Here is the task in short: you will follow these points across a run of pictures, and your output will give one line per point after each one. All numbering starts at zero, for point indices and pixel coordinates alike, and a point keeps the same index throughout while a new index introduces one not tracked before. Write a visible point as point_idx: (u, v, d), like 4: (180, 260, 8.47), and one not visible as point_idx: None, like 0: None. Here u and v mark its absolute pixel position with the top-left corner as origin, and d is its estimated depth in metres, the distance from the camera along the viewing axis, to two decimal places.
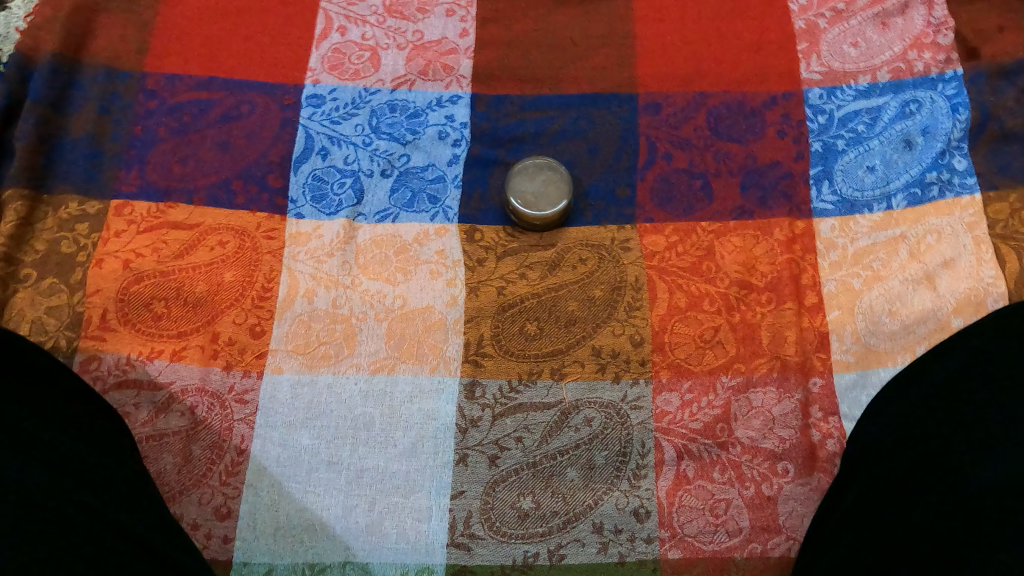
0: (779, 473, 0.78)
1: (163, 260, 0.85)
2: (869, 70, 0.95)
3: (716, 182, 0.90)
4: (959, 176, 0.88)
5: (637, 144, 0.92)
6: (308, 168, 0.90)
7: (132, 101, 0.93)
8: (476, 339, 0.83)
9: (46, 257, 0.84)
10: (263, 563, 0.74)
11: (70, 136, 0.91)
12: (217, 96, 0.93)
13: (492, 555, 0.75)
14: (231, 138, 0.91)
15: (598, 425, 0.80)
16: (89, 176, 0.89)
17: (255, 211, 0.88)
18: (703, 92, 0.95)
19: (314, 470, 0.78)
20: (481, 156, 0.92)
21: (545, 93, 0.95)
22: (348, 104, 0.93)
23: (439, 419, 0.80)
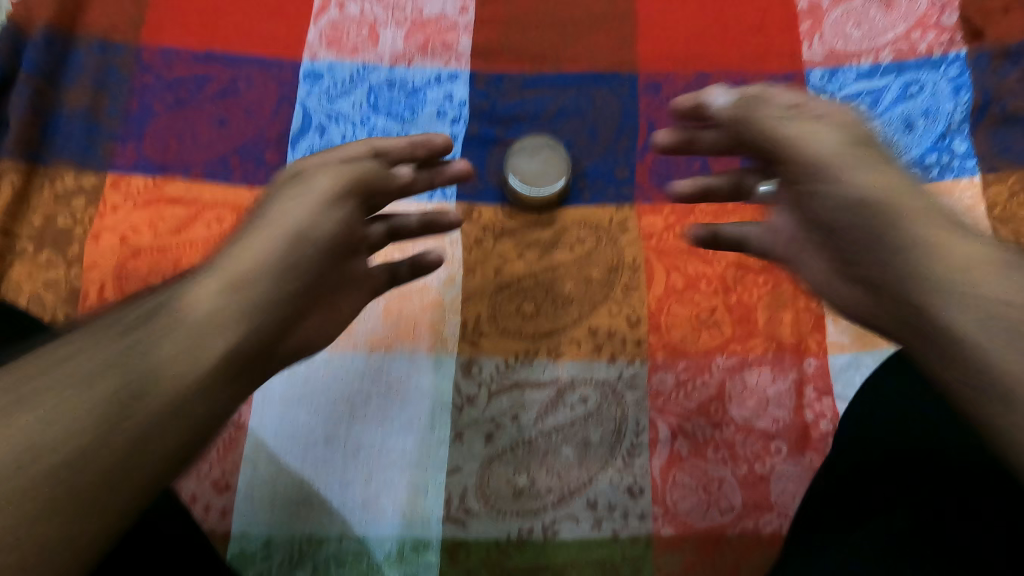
0: (772, 452, 0.79)
1: (161, 236, 0.85)
2: (871, 51, 0.95)
3: (715, 164, 0.90)
4: (959, 158, 0.88)
5: (637, 125, 0.92)
6: (305, 145, 0.89)
7: (128, 74, 0.93)
8: (473, 318, 0.83)
9: (43, 230, 0.85)
10: (260, 536, 0.76)
11: (66, 109, 0.91)
12: (214, 71, 0.93)
13: (487, 530, 0.76)
14: (229, 114, 0.91)
15: (593, 404, 0.80)
16: (85, 149, 0.89)
17: (253, 186, 0.87)
18: (704, 74, 0.94)
19: (312, 445, 0.79)
20: (480, 135, 0.91)
21: (546, 72, 0.95)
22: (346, 81, 0.92)
23: (435, 397, 0.81)
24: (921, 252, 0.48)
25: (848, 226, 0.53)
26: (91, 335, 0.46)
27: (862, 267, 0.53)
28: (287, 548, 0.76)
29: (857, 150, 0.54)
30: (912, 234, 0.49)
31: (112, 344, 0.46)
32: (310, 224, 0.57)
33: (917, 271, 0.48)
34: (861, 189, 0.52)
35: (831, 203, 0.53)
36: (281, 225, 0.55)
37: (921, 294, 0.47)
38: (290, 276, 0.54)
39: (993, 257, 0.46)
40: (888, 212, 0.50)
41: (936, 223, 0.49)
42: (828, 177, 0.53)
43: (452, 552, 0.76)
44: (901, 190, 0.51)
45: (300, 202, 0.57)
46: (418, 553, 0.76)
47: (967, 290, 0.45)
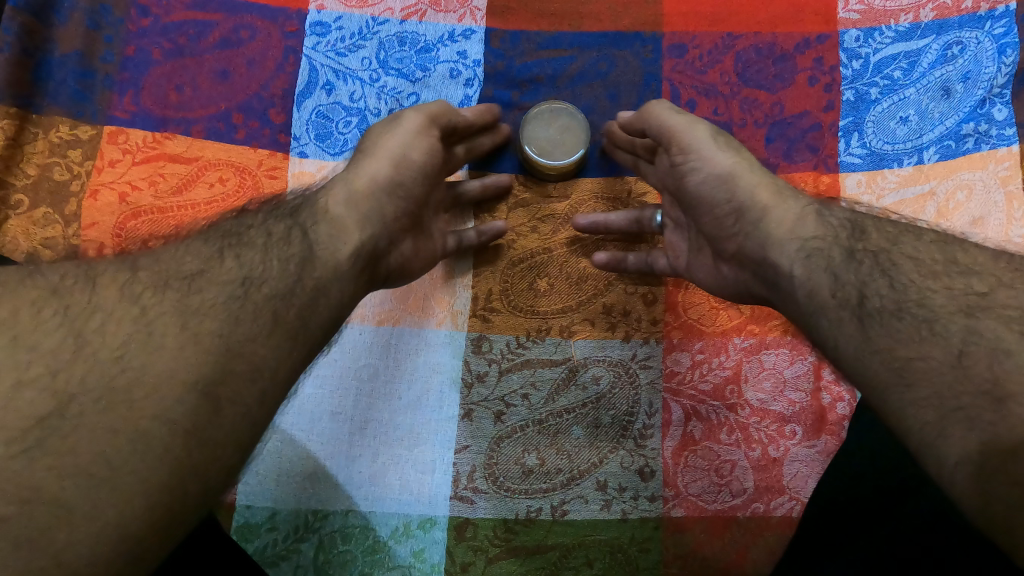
0: (786, 435, 0.78)
1: (161, 195, 0.82)
2: (912, 8, 0.89)
3: (740, 134, 0.86)
4: (998, 127, 0.83)
5: (660, 90, 0.87)
6: (312, 104, 0.85)
7: (123, 16, 0.88)
8: (484, 293, 0.81)
9: (37, 183, 0.81)
10: (266, 508, 0.76)
11: (57, 52, 0.86)
12: (214, 18, 0.87)
13: (496, 509, 0.76)
14: (230, 67, 0.85)
15: (606, 384, 0.78)
16: (79, 97, 0.85)
17: (256, 147, 0.83)
18: (733, 34, 0.89)
19: (318, 419, 0.78)
20: (495, 98, 0.86)
21: (564, 30, 0.89)
22: (354, 34, 0.87)
23: (445, 373, 0.79)
24: (769, 222, 0.64)
25: (714, 200, 0.68)
26: (225, 233, 0.59)
27: (724, 241, 0.69)
28: (293, 521, 0.76)
29: (723, 140, 0.70)
30: (756, 205, 0.65)
31: (223, 245, 0.57)
32: (405, 147, 0.70)
33: (778, 257, 0.62)
34: (724, 165, 0.68)
35: (699, 180, 0.69)
36: (381, 151, 0.69)
37: (789, 264, 0.61)
38: (396, 186, 0.69)
39: (830, 231, 0.61)
40: (739, 185, 0.67)
41: (779, 202, 0.65)
42: (700, 156, 0.69)
43: (458, 529, 0.75)
44: (755, 173, 0.67)
45: (405, 130, 0.71)
46: (424, 530, 0.76)
47: (814, 252, 0.60)
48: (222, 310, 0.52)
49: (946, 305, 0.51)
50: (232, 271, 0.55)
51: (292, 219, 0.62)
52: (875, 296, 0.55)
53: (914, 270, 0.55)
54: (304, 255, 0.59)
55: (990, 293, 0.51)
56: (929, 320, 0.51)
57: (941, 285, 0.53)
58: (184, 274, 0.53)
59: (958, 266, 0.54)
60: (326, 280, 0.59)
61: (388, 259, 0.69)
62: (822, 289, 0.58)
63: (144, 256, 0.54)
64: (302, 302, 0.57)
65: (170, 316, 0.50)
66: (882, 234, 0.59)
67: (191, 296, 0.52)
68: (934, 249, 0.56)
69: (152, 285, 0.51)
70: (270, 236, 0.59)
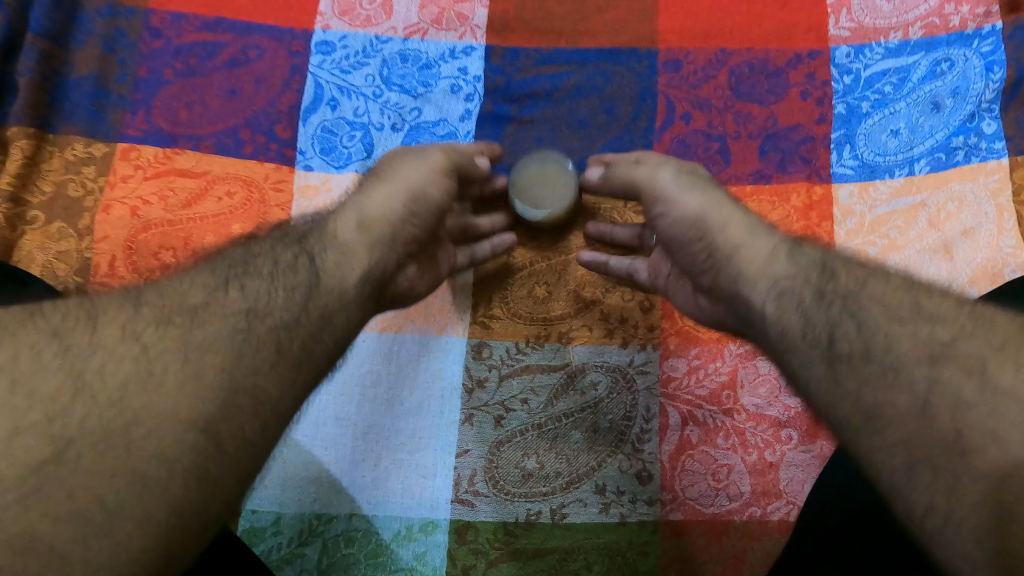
0: (782, 440, 0.79)
1: (171, 209, 0.83)
2: (900, 26, 0.91)
3: (734, 146, 0.87)
4: (987, 141, 0.84)
5: (655, 104, 0.89)
6: (317, 119, 0.87)
7: (137, 39, 0.91)
8: (485, 301, 0.83)
9: (53, 199, 0.83)
10: (271, 512, 0.77)
11: (74, 74, 0.89)
12: (225, 39, 0.91)
13: (496, 512, 0.77)
14: (239, 85, 0.88)
15: (604, 389, 0.80)
16: (94, 117, 0.87)
17: (263, 161, 0.85)
18: (726, 50, 0.91)
19: (322, 424, 0.79)
20: (494, 112, 0.89)
21: (562, 47, 0.92)
22: (359, 52, 0.90)
23: (446, 379, 0.80)
24: (742, 261, 0.61)
25: (685, 241, 0.67)
26: (231, 260, 0.56)
27: (699, 276, 0.66)
28: (298, 525, 0.77)
29: (687, 180, 0.68)
30: (724, 244, 0.62)
31: (229, 273, 0.55)
32: (422, 185, 0.68)
33: (753, 296, 0.59)
34: (692, 208, 0.66)
35: (669, 224, 0.68)
36: (396, 185, 0.67)
37: (762, 302, 0.58)
38: (410, 218, 0.67)
39: (802, 271, 0.57)
40: (710, 227, 0.64)
41: (752, 242, 0.62)
42: (665, 202, 0.68)
43: (460, 532, 0.77)
44: (726, 210, 0.65)
45: (425, 168, 0.70)
46: (426, 533, 0.77)
47: (785, 289, 0.57)
48: (226, 346, 0.49)
49: (912, 350, 0.48)
50: (237, 302, 0.52)
51: (298, 247, 0.59)
52: (845, 339, 0.51)
53: (880, 313, 0.51)
54: (310, 284, 0.57)
55: (953, 341, 0.47)
56: (895, 364, 0.48)
57: (909, 330, 0.49)
58: (188, 307, 0.50)
59: (922, 315, 0.49)
60: (331, 310, 0.57)
61: (394, 284, 0.67)
62: (793, 329, 0.55)
63: (146, 288, 0.52)
64: (309, 327, 0.55)
65: (173, 354, 0.47)
66: (852, 276, 0.55)
67: (194, 332, 0.49)
68: (899, 292, 0.52)
69: (155, 320, 0.49)
70: (276, 264, 0.57)
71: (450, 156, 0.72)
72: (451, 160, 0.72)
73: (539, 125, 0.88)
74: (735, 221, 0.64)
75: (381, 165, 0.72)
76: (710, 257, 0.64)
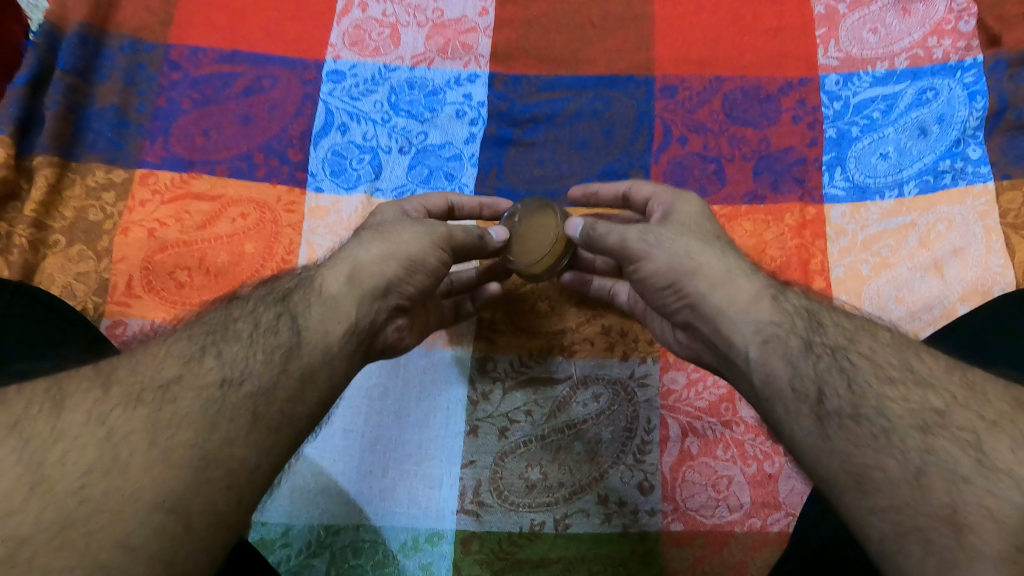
0: (780, 452, 0.80)
1: (187, 230, 0.86)
2: (887, 56, 0.95)
3: (729, 167, 0.90)
4: (973, 165, 0.87)
5: (652, 128, 0.92)
6: (327, 143, 0.91)
7: (156, 72, 0.95)
8: (489, 316, 0.86)
9: (73, 223, 0.86)
10: (280, 524, 0.79)
11: (97, 106, 0.93)
12: (239, 69, 0.95)
13: (500, 522, 0.78)
14: (253, 111, 0.92)
15: (606, 401, 0.83)
16: (115, 144, 0.91)
17: (275, 184, 0.89)
18: (719, 77, 0.95)
19: (331, 436, 0.81)
20: (498, 135, 0.92)
21: (563, 74, 0.96)
22: (368, 80, 0.94)
23: (451, 391, 0.83)
24: (721, 302, 0.62)
25: (660, 290, 0.67)
26: (210, 327, 0.58)
27: (675, 314, 0.68)
28: (306, 536, 0.78)
29: (654, 232, 0.67)
30: (701, 287, 0.63)
31: (207, 340, 0.56)
32: (420, 254, 0.69)
33: (734, 337, 0.60)
34: (663, 261, 0.66)
35: (643, 275, 0.68)
36: (393, 250, 0.67)
37: (744, 346, 0.59)
38: (406, 279, 0.68)
39: (787, 317, 0.59)
40: (681, 277, 0.64)
41: (737, 287, 0.62)
42: (638, 255, 0.67)
43: (465, 542, 0.78)
44: (697, 255, 0.65)
45: (424, 234, 0.69)
46: (432, 543, 0.78)
47: (770, 337, 0.58)
48: (198, 418, 0.50)
49: (903, 418, 0.50)
50: (211, 372, 0.54)
51: (283, 306, 0.61)
52: (835, 396, 0.53)
53: (871, 375, 0.53)
54: (291, 345, 0.58)
55: (946, 411, 0.50)
56: (886, 428, 0.50)
57: (899, 394, 0.51)
58: (159, 382, 0.52)
59: (914, 377, 0.52)
60: (314, 368, 0.58)
61: (385, 333, 0.70)
62: (781, 378, 0.56)
63: (119, 366, 0.53)
64: (288, 389, 0.56)
65: (139, 435, 0.48)
66: (839, 329, 0.58)
67: (163, 409, 0.50)
68: (889, 351, 0.55)
69: (122, 401, 0.49)
70: (256, 327, 0.58)
71: (449, 227, 0.71)
72: (456, 231, 0.71)
73: (541, 147, 0.92)
74: (708, 265, 0.64)
75: (381, 223, 0.72)
76: (683, 302, 0.65)
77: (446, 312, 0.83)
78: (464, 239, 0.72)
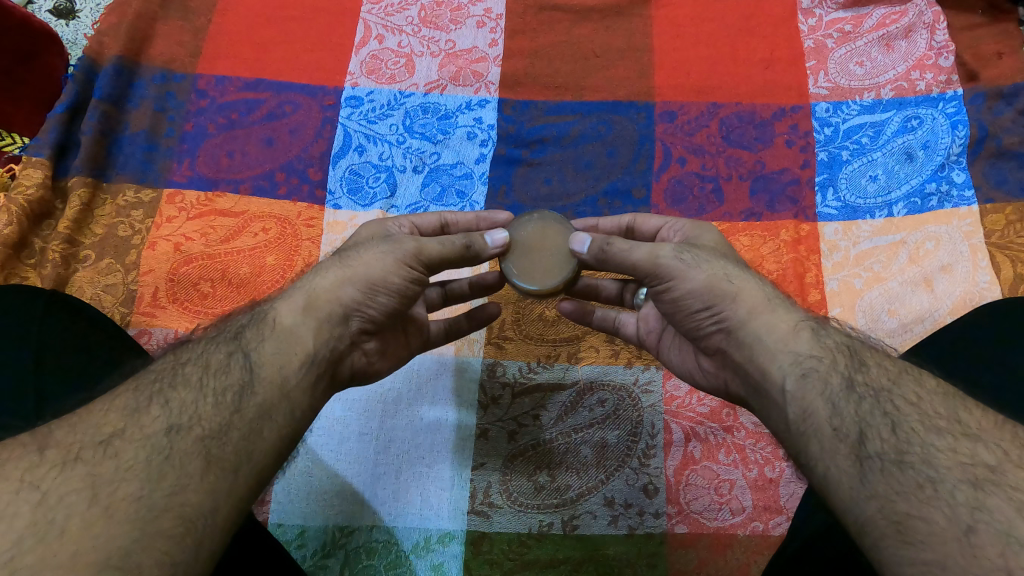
0: (781, 457, 0.83)
1: (211, 244, 0.90)
2: (873, 87, 1.00)
3: (726, 186, 0.95)
4: (957, 188, 0.91)
5: (653, 149, 0.97)
6: (345, 163, 0.96)
7: (185, 99, 1.01)
8: (499, 324, 0.91)
9: (103, 239, 0.90)
10: (296, 525, 0.80)
11: (129, 131, 0.98)
12: (263, 96, 1.01)
13: (509, 523, 0.80)
14: (275, 134, 0.98)
15: (611, 406, 0.86)
16: (144, 166, 0.96)
17: (296, 201, 0.93)
18: (716, 104, 1.01)
19: (346, 439, 0.84)
20: (506, 156, 0.97)
21: (568, 99, 1.02)
22: (384, 105, 1.00)
23: (463, 396, 0.87)
24: (759, 328, 0.61)
25: (692, 311, 0.66)
26: (154, 374, 0.55)
27: (705, 338, 0.67)
28: (321, 537, 0.80)
29: (690, 252, 0.66)
30: (739, 313, 0.63)
31: (154, 388, 0.53)
32: (383, 275, 0.66)
33: (771, 367, 0.59)
34: (699, 282, 0.64)
35: (676, 296, 0.66)
36: (352, 274, 0.65)
37: (782, 378, 0.58)
38: (366, 303, 0.65)
39: (829, 353, 0.57)
40: (720, 299, 0.63)
41: (768, 309, 0.62)
42: (670, 275, 0.66)
43: (476, 543, 0.79)
44: (738, 281, 0.64)
45: (390, 255, 0.66)
46: (444, 544, 0.79)
47: (809, 370, 0.56)
48: (141, 470, 0.47)
49: (952, 470, 0.46)
50: (158, 420, 0.50)
51: (235, 343, 0.58)
52: (877, 439, 0.50)
53: (917, 423, 0.50)
54: (243, 385, 0.55)
55: (1000, 468, 0.46)
56: (932, 479, 0.46)
57: (947, 445, 0.48)
58: (99, 438, 0.48)
59: (963, 429, 0.49)
60: (270, 403, 0.55)
61: (351, 358, 0.68)
62: (818, 415, 0.54)
63: (57, 426, 0.49)
64: (243, 429, 0.53)
65: (77, 495, 0.44)
66: (883, 370, 0.55)
67: (104, 463, 0.46)
68: (936, 399, 0.52)
69: (59, 462, 0.46)
70: (206, 369, 0.55)
71: (420, 242, 0.67)
72: (426, 250, 0.67)
73: (548, 166, 0.97)
74: (748, 290, 0.63)
75: (354, 245, 0.70)
76: (719, 327, 0.64)
77: (413, 346, 0.78)
78: (439, 253, 0.68)
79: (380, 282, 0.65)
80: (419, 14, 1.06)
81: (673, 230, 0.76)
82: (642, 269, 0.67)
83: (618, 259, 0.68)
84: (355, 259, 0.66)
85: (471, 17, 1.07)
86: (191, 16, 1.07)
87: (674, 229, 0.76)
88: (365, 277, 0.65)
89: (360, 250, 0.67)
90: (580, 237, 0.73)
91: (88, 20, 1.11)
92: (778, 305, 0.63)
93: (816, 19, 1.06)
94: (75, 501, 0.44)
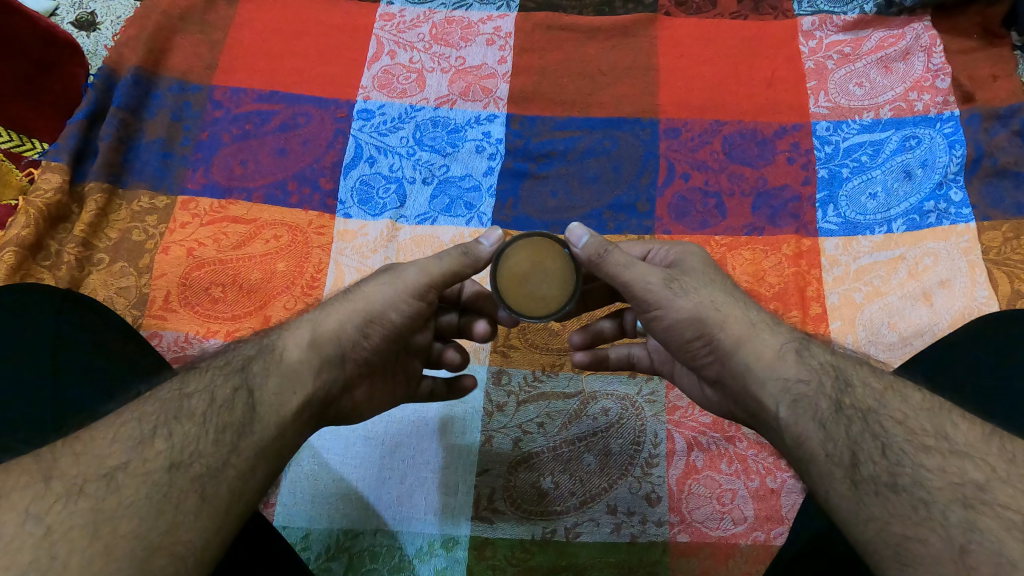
0: (782, 467, 0.83)
1: (223, 250, 0.91)
2: (872, 107, 1.02)
3: (729, 202, 0.97)
4: (956, 206, 0.93)
5: (657, 164, 1.00)
6: (356, 173, 0.98)
7: (200, 109, 1.03)
8: (503, 333, 0.92)
9: (118, 243, 0.92)
10: (301, 528, 0.81)
11: (145, 139, 1.00)
12: (277, 108, 1.03)
13: (511, 530, 0.80)
14: (288, 145, 1.00)
15: (615, 414, 0.87)
16: (159, 173, 0.98)
17: (308, 210, 0.95)
18: (720, 121, 1.03)
19: (352, 443, 0.85)
20: (514, 169, 0.99)
21: (574, 116, 1.04)
22: (395, 118, 1.02)
23: (467, 403, 0.88)
24: (746, 358, 0.63)
25: (684, 340, 0.68)
26: (160, 403, 0.53)
27: (704, 368, 0.69)
28: (325, 540, 0.80)
29: (678, 282, 0.68)
30: (727, 342, 0.64)
31: (159, 419, 0.51)
32: (382, 308, 0.68)
33: (777, 371, 0.60)
34: (686, 310, 0.67)
35: (667, 324, 0.68)
36: (352, 308, 0.67)
37: (774, 405, 0.59)
38: (363, 338, 0.67)
39: (815, 375, 0.59)
40: (709, 327, 0.65)
41: (754, 335, 0.64)
42: (659, 304, 0.68)
43: (479, 549, 0.79)
44: (723, 308, 0.66)
45: (390, 288, 0.69)
46: (447, 549, 0.79)
47: (800, 396, 0.58)
48: (143, 506, 0.45)
49: (943, 490, 0.47)
50: (161, 455, 0.49)
51: (240, 378, 0.57)
52: (869, 463, 0.51)
53: (906, 442, 0.51)
54: (243, 423, 0.54)
55: (987, 486, 0.46)
56: (924, 500, 0.47)
57: (936, 464, 0.49)
58: (100, 465, 0.47)
59: (951, 447, 0.49)
60: (261, 438, 0.54)
61: (338, 404, 0.69)
62: (811, 438, 0.55)
63: (61, 452, 0.47)
64: (241, 468, 0.51)
65: (40, 506, 0.44)
66: (868, 389, 0.56)
67: (108, 499, 0.45)
68: (923, 416, 0.53)
69: (65, 493, 0.45)
70: (211, 402, 0.54)
71: (420, 268, 0.70)
72: (428, 274, 0.70)
73: (554, 179, 0.99)
74: (734, 318, 0.65)
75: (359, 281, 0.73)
76: (712, 354, 0.66)
77: (399, 392, 0.78)
78: (441, 269, 0.70)
79: (379, 312, 0.68)
80: (430, 32, 1.09)
81: (660, 254, 0.77)
82: (632, 289, 0.69)
83: (611, 273, 0.69)
84: (354, 296, 0.68)
85: (481, 35, 1.10)
86: (208, 29, 1.10)
87: (660, 255, 0.76)
88: (362, 315, 0.67)
89: (354, 287, 0.70)
90: (579, 230, 0.69)
91: (109, 32, 1.14)
92: (773, 338, 0.63)
93: (816, 41, 1.08)
94: (76, 535, 0.43)
